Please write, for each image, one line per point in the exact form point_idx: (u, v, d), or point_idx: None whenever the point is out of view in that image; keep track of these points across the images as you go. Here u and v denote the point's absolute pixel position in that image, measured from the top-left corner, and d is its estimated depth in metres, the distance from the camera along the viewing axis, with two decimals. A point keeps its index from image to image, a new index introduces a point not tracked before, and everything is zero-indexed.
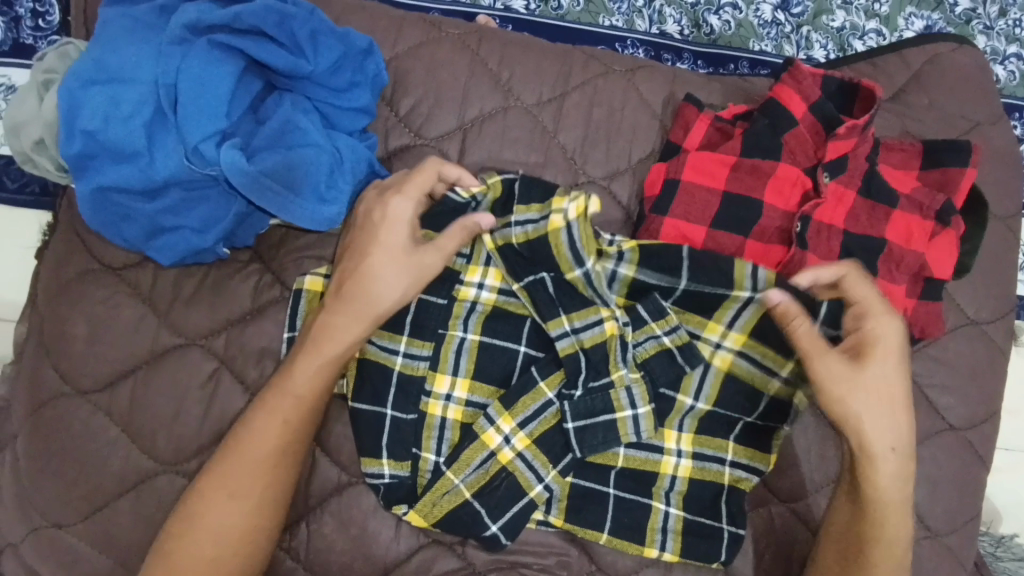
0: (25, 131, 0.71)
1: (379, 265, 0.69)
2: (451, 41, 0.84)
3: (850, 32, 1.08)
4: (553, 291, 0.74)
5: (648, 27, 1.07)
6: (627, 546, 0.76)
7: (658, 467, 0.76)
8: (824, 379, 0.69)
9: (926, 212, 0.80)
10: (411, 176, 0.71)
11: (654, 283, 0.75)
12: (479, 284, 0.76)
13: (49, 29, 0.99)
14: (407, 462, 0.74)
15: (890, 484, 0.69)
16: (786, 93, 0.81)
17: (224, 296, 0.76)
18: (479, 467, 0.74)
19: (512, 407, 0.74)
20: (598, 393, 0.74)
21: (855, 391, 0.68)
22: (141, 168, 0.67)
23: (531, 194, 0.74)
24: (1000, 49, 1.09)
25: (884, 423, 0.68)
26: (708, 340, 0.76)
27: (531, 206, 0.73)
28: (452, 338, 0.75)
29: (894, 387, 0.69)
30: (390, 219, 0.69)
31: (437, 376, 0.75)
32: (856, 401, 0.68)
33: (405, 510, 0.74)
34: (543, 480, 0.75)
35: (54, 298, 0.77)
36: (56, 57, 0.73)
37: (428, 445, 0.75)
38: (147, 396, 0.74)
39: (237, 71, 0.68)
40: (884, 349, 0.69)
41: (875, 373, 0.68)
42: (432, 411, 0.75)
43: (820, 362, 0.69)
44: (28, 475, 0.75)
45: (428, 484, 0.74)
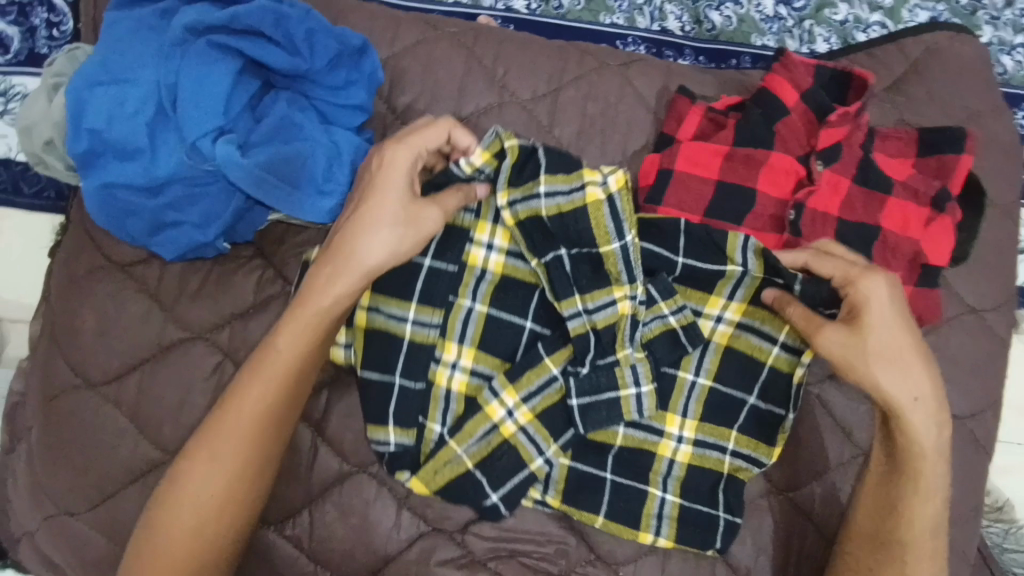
0: (35, 132, 0.74)
1: (379, 215, 0.68)
2: (447, 39, 0.86)
3: (853, 25, 1.08)
4: (570, 268, 0.75)
5: (649, 24, 1.07)
6: (622, 531, 0.77)
7: (656, 448, 0.77)
8: (841, 354, 0.68)
9: (922, 198, 0.81)
10: (417, 130, 0.71)
11: (659, 263, 0.76)
12: (488, 245, 0.77)
13: (63, 39, 1.02)
14: (411, 432, 0.76)
15: (926, 435, 0.68)
16: (778, 82, 0.82)
17: (227, 290, 0.78)
18: (482, 438, 0.76)
19: (517, 380, 0.75)
20: (604, 370, 0.75)
21: (868, 355, 0.68)
22: (144, 164, 0.70)
23: (558, 165, 0.75)
24: (1007, 39, 1.08)
25: (910, 375, 0.68)
26: (708, 316, 0.77)
27: (558, 176, 0.74)
28: (460, 308, 0.76)
29: (908, 337, 0.68)
30: (388, 167, 0.69)
31: (446, 344, 0.76)
32: (875, 362, 0.67)
33: (408, 477, 0.76)
34: (544, 454, 0.76)
35: (65, 293, 0.80)
36: (66, 61, 0.76)
37: (435, 416, 0.77)
38: (154, 388, 0.77)
39: (235, 69, 0.70)
40: (883, 305, 0.68)
41: (884, 333, 0.68)
42: (438, 380, 0.76)
43: (825, 336, 0.69)
44: (40, 464, 0.78)
45: (433, 451, 0.76)
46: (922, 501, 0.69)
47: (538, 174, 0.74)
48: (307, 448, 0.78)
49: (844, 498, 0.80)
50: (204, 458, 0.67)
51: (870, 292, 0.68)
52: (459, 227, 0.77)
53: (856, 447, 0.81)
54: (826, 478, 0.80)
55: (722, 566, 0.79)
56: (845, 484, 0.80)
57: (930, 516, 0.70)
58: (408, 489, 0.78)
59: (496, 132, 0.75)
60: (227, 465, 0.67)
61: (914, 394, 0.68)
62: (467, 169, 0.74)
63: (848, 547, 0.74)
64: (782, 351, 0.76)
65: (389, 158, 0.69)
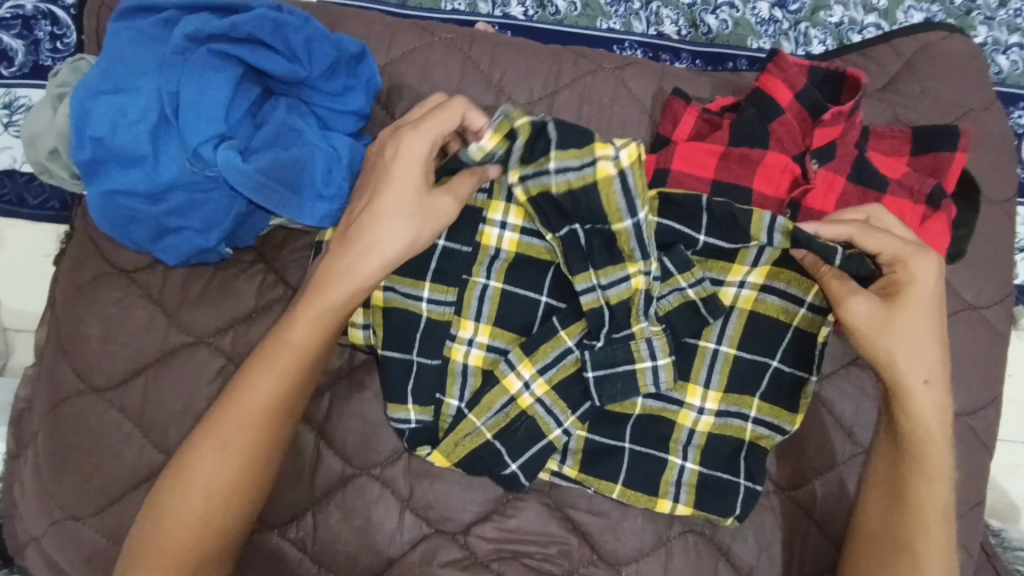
0: (40, 141, 0.75)
1: (393, 207, 0.69)
2: (444, 44, 0.87)
3: (848, 27, 1.09)
4: (586, 242, 0.75)
5: (645, 28, 1.09)
6: (640, 499, 0.77)
7: (677, 417, 0.78)
8: (867, 326, 0.70)
9: (917, 196, 0.81)
10: (432, 117, 0.70)
11: (676, 235, 0.76)
12: (502, 223, 0.77)
13: (67, 51, 1.04)
14: (430, 408, 0.77)
15: (933, 417, 0.70)
16: (772, 83, 0.83)
17: (229, 295, 0.79)
18: (500, 411, 0.76)
19: (532, 352, 0.76)
20: (620, 344, 0.75)
21: (890, 329, 0.69)
22: (147, 171, 0.71)
23: (568, 138, 0.72)
24: (1002, 39, 1.09)
25: (928, 360, 0.70)
26: (732, 283, 0.77)
27: (570, 152, 0.72)
28: (475, 285, 0.77)
29: (934, 323, 0.70)
30: (403, 157, 0.70)
31: (462, 321, 0.77)
32: (896, 339, 0.69)
33: (428, 451, 0.77)
34: (562, 425, 0.77)
35: (70, 300, 0.81)
36: (70, 72, 0.78)
37: (453, 391, 0.77)
38: (159, 392, 0.78)
39: (235, 76, 0.71)
40: (919, 289, 0.69)
41: (911, 312, 0.69)
42: (455, 356, 0.77)
43: (854, 305, 0.70)
44: (46, 469, 0.78)
45: (451, 426, 0.77)
46: (921, 495, 0.70)
47: (548, 150, 0.72)
48: (310, 451, 0.79)
49: (845, 494, 0.80)
50: (208, 459, 0.67)
51: (911, 273, 0.69)
52: (473, 207, 0.78)
53: (856, 444, 0.81)
54: (828, 475, 0.80)
55: (725, 565, 0.79)
56: (846, 481, 0.80)
57: (931, 511, 0.70)
58: (410, 491, 0.78)
59: (506, 112, 0.73)
60: (229, 468, 0.68)
61: (929, 380, 0.70)
62: (478, 154, 0.72)
63: (850, 544, 0.73)
64: (809, 311, 0.76)
65: (403, 147, 0.70)
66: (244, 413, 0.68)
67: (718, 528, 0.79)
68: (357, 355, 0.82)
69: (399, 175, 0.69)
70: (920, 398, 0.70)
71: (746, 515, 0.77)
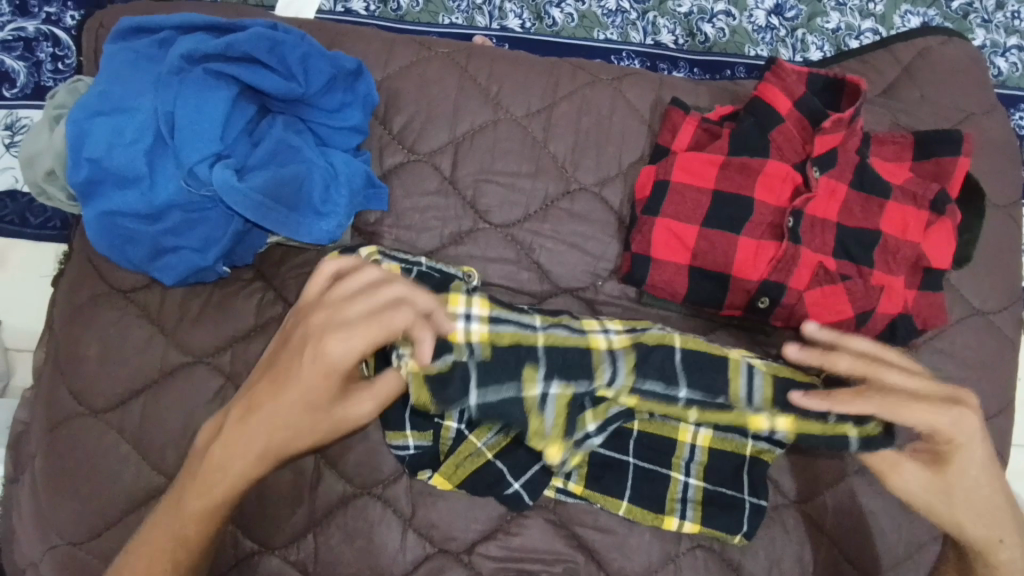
0: (37, 162, 0.75)
1: (295, 400, 0.63)
2: (441, 59, 0.87)
3: (845, 33, 1.09)
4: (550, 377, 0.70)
5: (642, 38, 1.09)
6: (645, 515, 0.76)
7: (676, 434, 0.77)
8: (920, 500, 0.69)
9: (921, 202, 0.80)
10: (372, 323, 0.61)
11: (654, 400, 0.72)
12: (467, 314, 0.70)
13: (67, 72, 1.04)
14: (428, 432, 0.75)
15: (999, 530, 0.69)
16: (771, 91, 0.82)
17: (227, 314, 0.79)
18: (501, 429, 0.76)
19: None
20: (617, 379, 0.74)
21: (947, 496, 0.68)
22: (143, 191, 0.71)
23: (499, 382, 0.69)
24: (1000, 42, 1.08)
25: (986, 518, 0.69)
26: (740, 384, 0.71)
27: (500, 382, 0.69)
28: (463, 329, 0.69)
29: (988, 486, 0.68)
30: (324, 357, 0.62)
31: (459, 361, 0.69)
32: (956, 507, 0.69)
33: (429, 474, 0.75)
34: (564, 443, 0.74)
35: (68, 322, 0.80)
36: (67, 93, 0.78)
37: (451, 416, 0.75)
38: (157, 414, 0.77)
39: (231, 96, 0.71)
40: (970, 461, 0.67)
41: (962, 468, 0.67)
42: None
43: (896, 475, 0.70)
44: (45, 493, 0.77)
45: (451, 449, 0.75)
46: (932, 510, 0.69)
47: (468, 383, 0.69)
48: (310, 471, 0.77)
49: (857, 508, 0.79)
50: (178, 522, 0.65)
51: (964, 448, 0.67)
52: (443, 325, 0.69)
53: None
54: (838, 487, 0.79)
55: None
56: (856, 493, 0.79)
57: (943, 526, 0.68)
58: (413, 510, 0.77)
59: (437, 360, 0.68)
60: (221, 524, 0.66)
61: (989, 530, 0.69)
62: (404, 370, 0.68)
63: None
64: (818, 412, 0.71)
65: (327, 344, 0.61)
66: (172, 525, 0.64)
67: (727, 544, 0.78)
68: None
69: (314, 368, 0.62)
70: (986, 532, 0.69)
71: (753, 528, 0.76)
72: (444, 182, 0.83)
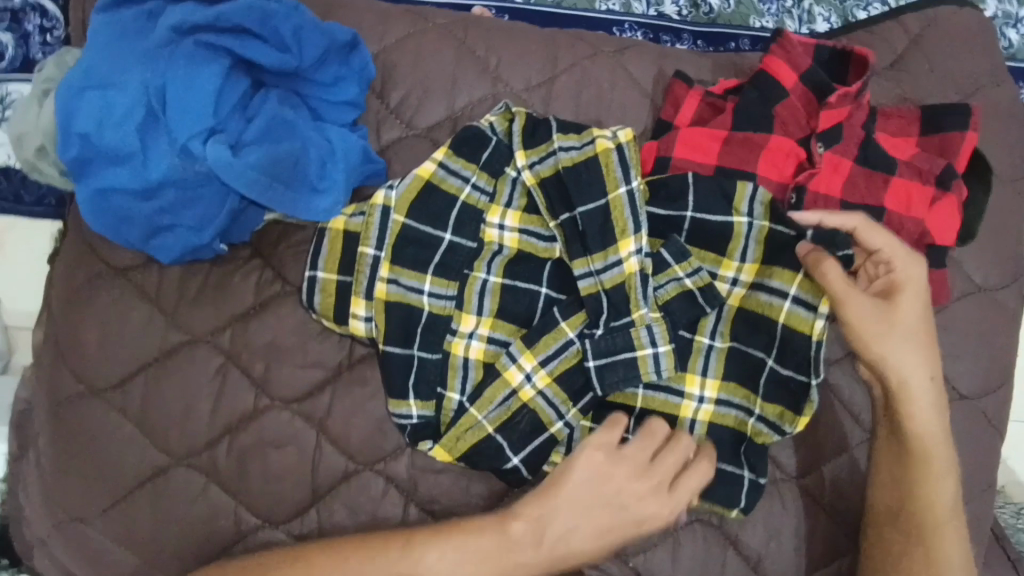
0: (27, 140, 0.73)
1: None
2: (438, 30, 0.84)
3: (853, 3, 1.06)
4: (577, 141, 0.76)
5: (645, 9, 1.06)
6: None
7: (678, 410, 0.76)
8: (863, 330, 0.72)
9: (926, 177, 0.79)
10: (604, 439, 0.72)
11: (666, 223, 0.76)
12: (501, 225, 0.77)
13: (56, 45, 1.01)
14: (432, 402, 0.75)
15: (920, 373, 0.72)
16: (776, 64, 0.80)
17: (226, 293, 0.78)
18: (502, 404, 0.75)
19: (534, 345, 0.74)
20: (619, 332, 0.73)
21: (888, 325, 0.71)
22: (136, 169, 0.69)
23: (568, 126, 0.78)
24: (1012, 12, 1.06)
25: (919, 362, 0.72)
26: (724, 278, 0.76)
27: (571, 130, 0.77)
28: (475, 280, 0.76)
29: (920, 323, 0.73)
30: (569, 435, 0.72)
31: (463, 316, 0.75)
32: (894, 343, 0.71)
33: (430, 446, 0.75)
34: (563, 418, 0.76)
35: (66, 302, 0.80)
36: (55, 67, 0.76)
37: (454, 385, 0.75)
38: (159, 393, 0.77)
39: (224, 69, 0.69)
40: (908, 285, 0.72)
41: (906, 305, 0.72)
42: (455, 350, 0.75)
43: (853, 299, 0.71)
44: (51, 470, 0.79)
45: (452, 421, 0.75)
46: None
47: (552, 135, 0.77)
48: (312, 448, 0.77)
49: (856, 481, 0.79)
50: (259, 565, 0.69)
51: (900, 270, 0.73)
52: (463, 204, 0.76)
53: (864, 430, 0.80)
54: (836, 462, 0.80)
55: (734, 553, 0.79)
56: (855, 466, 0.80)
57: None
58: (414, 485, 0.77)
59: (506, 105, 0.80)
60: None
61: (921, 375, 0.72)
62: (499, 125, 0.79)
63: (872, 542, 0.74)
64: (794, 304, 0.73)
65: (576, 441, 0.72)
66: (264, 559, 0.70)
67: (727, 518, 0.79)
68: (356, 350, 0.78)
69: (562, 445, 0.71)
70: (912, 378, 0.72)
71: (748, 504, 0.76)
72: None
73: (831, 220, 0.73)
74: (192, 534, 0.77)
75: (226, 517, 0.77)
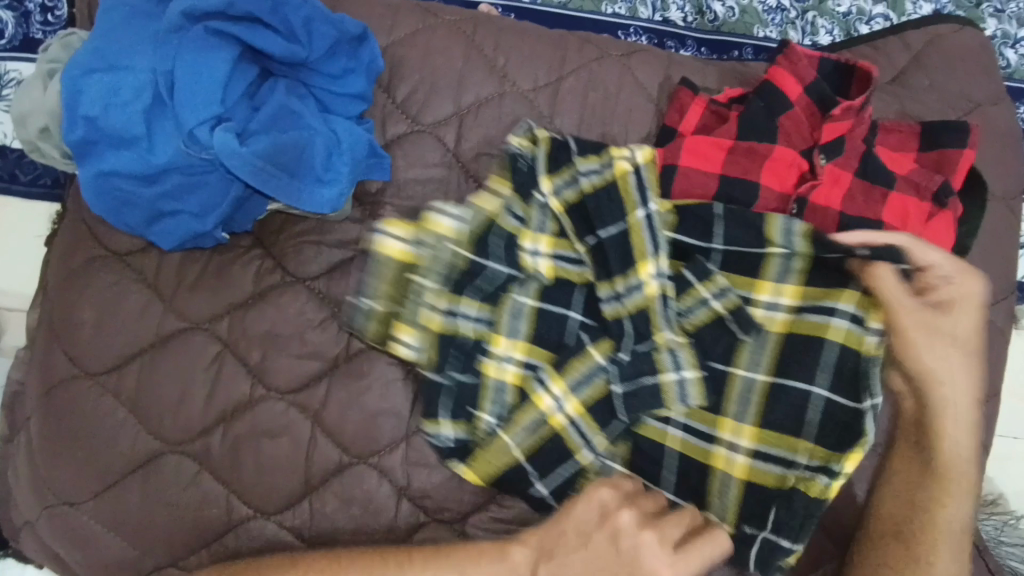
0: (30, 119, 0.72)
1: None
2: (448, 26, 0.85)
3: (856, 17, 1.07)
4: (597, 163, 0.77)
5: (651, 14, 1.06)
6: None
7: (711, 455, 0.75)
8: (921, 349, 0.72)
9: (923, 192, 0.80)
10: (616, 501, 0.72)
11: (694, 245, 0.75)
12: (534, 251, 0.75)
13: (57, 25, 1.01)
14: (463, 423, 0.75)
15: (970, 390, 0.73)
16: (782, 74, 0.81)
17: (225, 280, 0.78)
18: (531, 430, 0.74)
19: (564, 369, 0.74)
20: (645, 357, 0.73)
21: (945, 342, 0.72)
22: (141, 153, 0.69)
23: (587, 147, 0.78)
24: (1011, 33, 1.07)
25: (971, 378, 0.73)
26: (760, 303, 0.75)
27: (591, 151, 0.78)
28: (509, 304, 0.75)
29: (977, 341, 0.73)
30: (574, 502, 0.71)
31: (494, 338, 0.75)
32: (948, 362, 0.72)
33: (460, 466, 0.76)
34: (591, 446, 0.75)
35: (63, 284, 0.79)
36: (61, 47, 0.75)
37: (486, 407, 0.75)
38: (154, 378, 0.77)
39: (232, 57, 0.69)
40: (965, 300, 0.72)
41: (963, 321, 0.72)
42: (488, 372, 0.75)
43: (911, 319, 0.72)
44: (43, 452, 0.78)
45: (483, 444, 0.75)
46: None
47: (573, 158, 0.77)
48: (306, 439, 0.77)
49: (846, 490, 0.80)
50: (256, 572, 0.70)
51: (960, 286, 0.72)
52: (501, 232, 0.76)
53: None
54: None
55: None
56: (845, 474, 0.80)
57: None
58: (407, 480, 0.77)
59: (529, 127, 0.80)
60: None
61: (971, 391, 0.73)
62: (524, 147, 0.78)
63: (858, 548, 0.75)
64: (849, 324, 0.72)
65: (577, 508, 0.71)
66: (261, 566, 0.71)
67: None
68: (354, 342, 0.78)
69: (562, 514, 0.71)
70: (963, 398, 0.72)
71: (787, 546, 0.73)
72: (447, 155, 0.82)
73: (885, 240, 0.71)
74: (183, 520, 0.76)
75: (216, 505, 0.76)
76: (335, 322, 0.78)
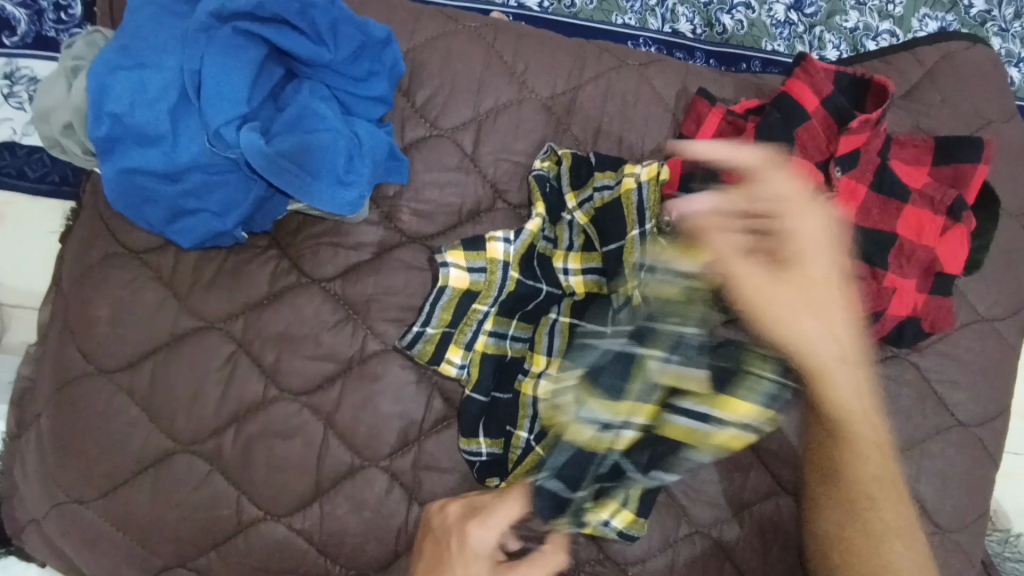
0: (53, 116, 0.73)
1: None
2: (466, 32, 0.85)
3: (863, 33, 1.08)
4: (608, 180, 0.79)
5: (660, 26, 1.07)
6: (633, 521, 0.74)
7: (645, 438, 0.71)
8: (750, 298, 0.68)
9: (937, 207, 0.81)
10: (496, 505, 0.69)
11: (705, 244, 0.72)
12: (564, 270, 0.78)
13: (71, 23, 1.01)
14: (500, 440, 0.76)
15: (831, 349, 0.68)
16: (799, 87, 0.83)
17: (241, 280, 0.78)
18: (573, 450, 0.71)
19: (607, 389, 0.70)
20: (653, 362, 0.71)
21: (780, 293, 0.68)
22: (166, 151, 0.69)
23: (606, 160, 0.81)
24: (1015, 51, 1.08)
25: (819, 338, 0.68)
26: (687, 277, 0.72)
27: (608, 168, 0.81)
28: (545, 320, 0.77)
29: (830, 303, 0.69)
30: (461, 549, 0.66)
31: (534, 356, 0.76)
32: (796, 316, 0.68)
33: (498, 482, 0.75)
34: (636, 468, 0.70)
35: (77, 281, 0.79)
36: (85, 45, 0.75)
37: (522, 423, 0.75)
38: (167, 377, 0.76)
39: (260, 58, 0.70)
40: (808, 241, 0.68)
41: (797, 270, 0.68)
42: (524, 389, 0.76)
43: (741, 267, 0.68)
44: (52, 450, 0.78)
45: (519, 459, 0.74)
46: None
47: (592, 173, 0.80)
48: (318, 440, 0.76)
49: None
50: None
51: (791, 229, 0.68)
52: (539, 254, 0.77)
53: None
54: None
55: (731, 564, 0.79)
56: None
57: None
58: (418, 483, 0.77)
59: (551, 147, 0.82)
60: None
61: (823, 354, 0.68)
62: (545, 165, 0.81)
63: None
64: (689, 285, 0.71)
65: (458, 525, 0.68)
66: None
67: (725, 530, 0.79)
68: (368, 345, 0.78)
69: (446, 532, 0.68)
70: (828, 345, 0.68)
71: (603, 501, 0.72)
72: (465, 159, 0.82)
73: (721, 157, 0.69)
74: (192, 521, 0.76)
75: (227, 506, 0.76)
76: (349, 324, 0.78)
